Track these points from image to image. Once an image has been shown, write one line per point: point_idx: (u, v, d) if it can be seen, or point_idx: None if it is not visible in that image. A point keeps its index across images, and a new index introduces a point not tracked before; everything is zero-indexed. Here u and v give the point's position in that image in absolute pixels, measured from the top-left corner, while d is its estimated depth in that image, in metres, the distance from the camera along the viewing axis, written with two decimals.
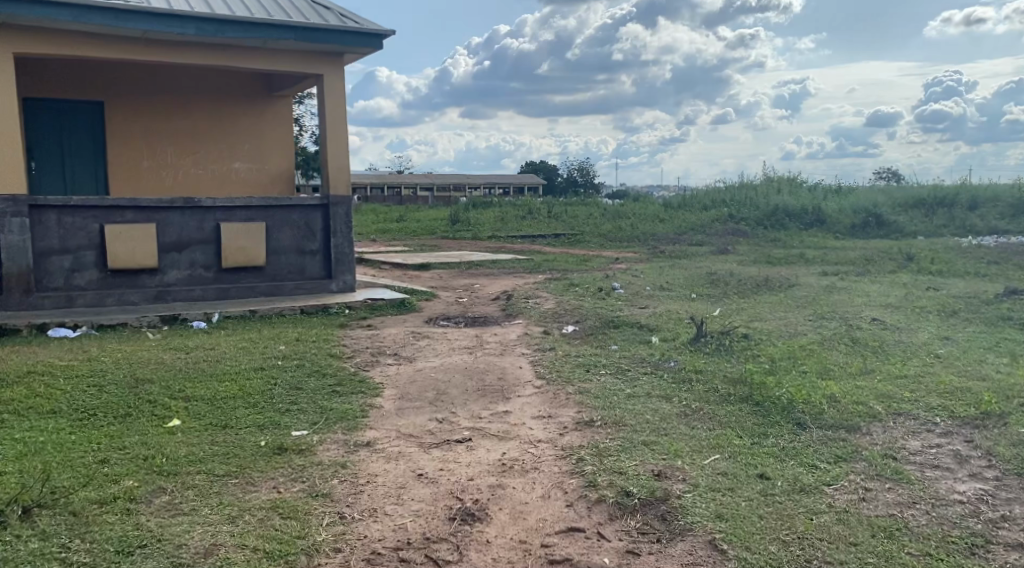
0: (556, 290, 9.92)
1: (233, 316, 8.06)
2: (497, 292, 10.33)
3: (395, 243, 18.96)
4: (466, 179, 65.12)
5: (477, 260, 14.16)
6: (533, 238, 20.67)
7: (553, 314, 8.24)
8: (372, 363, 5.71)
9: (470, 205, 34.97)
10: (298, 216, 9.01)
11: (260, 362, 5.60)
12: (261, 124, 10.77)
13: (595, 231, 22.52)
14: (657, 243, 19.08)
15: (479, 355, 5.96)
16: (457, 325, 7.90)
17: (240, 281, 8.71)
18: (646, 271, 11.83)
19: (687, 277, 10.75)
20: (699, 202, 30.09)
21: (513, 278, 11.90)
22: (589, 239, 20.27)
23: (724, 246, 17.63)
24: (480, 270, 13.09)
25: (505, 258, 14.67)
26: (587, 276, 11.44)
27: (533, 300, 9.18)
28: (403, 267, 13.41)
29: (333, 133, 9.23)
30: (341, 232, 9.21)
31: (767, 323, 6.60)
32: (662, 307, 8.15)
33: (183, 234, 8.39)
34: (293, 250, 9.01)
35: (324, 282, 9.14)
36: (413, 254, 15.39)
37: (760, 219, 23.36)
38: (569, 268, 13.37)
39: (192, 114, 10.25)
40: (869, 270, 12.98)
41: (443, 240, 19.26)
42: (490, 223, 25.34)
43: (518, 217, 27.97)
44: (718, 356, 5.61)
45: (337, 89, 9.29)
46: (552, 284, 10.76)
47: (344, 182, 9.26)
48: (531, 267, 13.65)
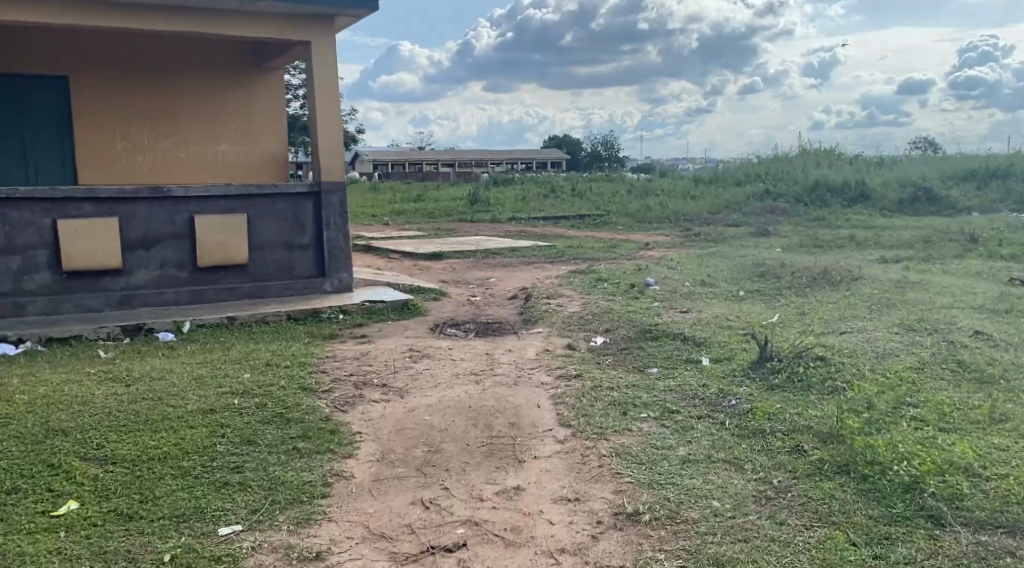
0: (582, 287, 8.73)
1: (208, 325, 6.97)
2: (515, 288, 9.17)
3: (411, 226, 17.84)
4: (489, 155, 63.73)
5: (494, 247, 12.99)
6: (558, 219, 19.43)
7: (579, 320, 7.07)
8: (354, 399, 4.59)
9: (492, 183, 33.69)
10: (285, 206, 7.88)
11: (210, 400, 4.44)
12: (251, 102, 9.62)
13: (623, 211, 21.21)
14: (690, 224, 17.77)
15: (488, 386, 4.82)
16: (467, 335, 6.76)
17: (219, 281, 7.62)
18: (684, 261, 10.59)
19: (731, 269, 9.49)
20: (732, 178, 28.61)
21: (534, 271, 10.72)
22: (616, 219, 19.01)
23: (765, 227, 16.29)
24: (498, 260, 11.93)
25: (526, 244, 13.49)
26: (617, 268, 10.23)
27: (556, 300, 8.02)
28: (414, 257, 12.27)
29: (323, 109, 8.02)
30: (335, 224, 8.08)
31: (844, 337, 5.38)
32: (707, 312, 6.93)
33: (151, 229, 7.32)
34: (280, 246, 7.89)
35: (317, 282, 8.03)
36: (426, 240, 14.24)
37: (800, 195, 21.90)
38: (596, 256, 12.15)
39: (172, 89, 9.11)
40: (934, 255, 11.62)
41: (461, 223, 18.11)
42: (512, 202, 24.12)
43: (541, 196, 26.72)
44: (790, 391, 4.41)
45: (327, 60, 8.06)
46: (577, 278, 9.57)
47: (339, 166, 8.08)
48: (554, 255, 12.45)
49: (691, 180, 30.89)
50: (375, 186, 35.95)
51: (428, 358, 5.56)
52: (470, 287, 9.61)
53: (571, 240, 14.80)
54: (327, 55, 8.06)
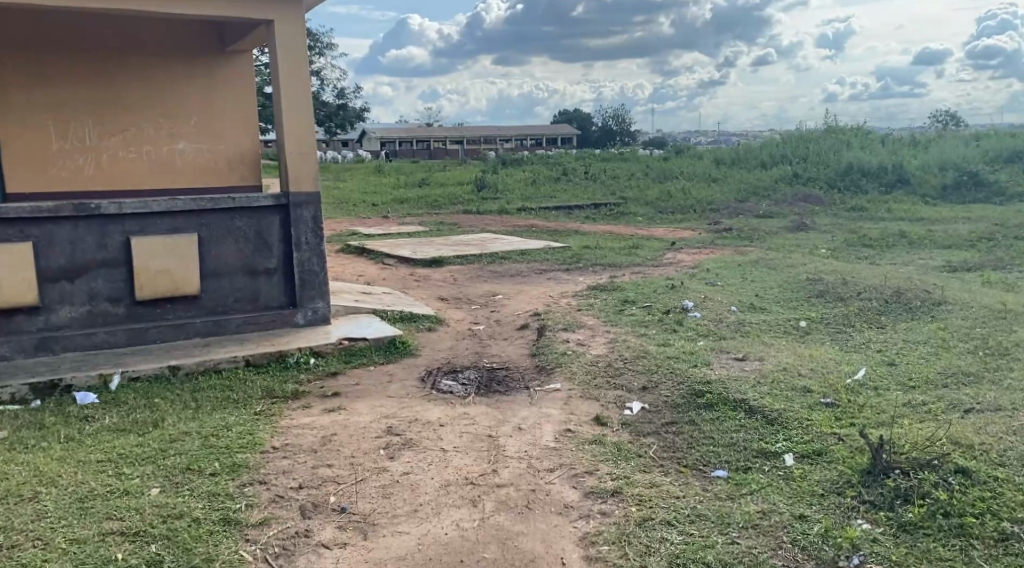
0: (607, 315, 7.29)
1: (145, 377, 5.58)
2: (526, 312, 7.73)
3: (412, 218, 16.40)
4: (499, 131, 61.95)
5: (503, 250, 11.54)
6: (573, 210, 17.94)
7: (607, 369, 5.65)
8: (296, 543, 3.19)
9: (500, 163, 32.11)
10: (246, 224, 6.46)
11: (82, 554, 3.04)
12: (214, 89, 8.16)
13: (642, 199, 19.69)
14: (717, 216, 16.27)
15: (490, 512, 3.41)
16: (468, 393, 5.34)
17: (164, 317, 6.22)
18: (722, 271, 9.14)
19: (781, 286, 8.04)
20: (756, 159, 26.98)
21: (547, 284, 9.27)
22: (635, 210, 17.53)
23: (800, 220, 14.80)
24: (506, 269, 10.47)
25: (538, 245, 12.03)
26: (644, 282, 8.77)
27: (576, 335, 6.58)
28: (411, 263, 10.82)
29: (290, 103, 6.56)
30: (309, 244, 6.67)
31: (978, 425, 3.93)
32: (772, 361, 5.48)
33: (77, 255, 5.92)
34: (240, 271, 6.48)
35: (287, 314, 6.62)
36: (427, 239, 12.80)
37: (832, 180, 20.35)
38: (618, 262, 10.71)
39: (119, 77, 7.65)
40: (1007, 259, 10.12)
41: (466, 216, 16.65)
42: (521, 188, 22.65)
43: (552, 180, 25.24)
44: (937, 546, 2.98)
45: (291, 44, 6.54)
46: (600, 297, 8.10)
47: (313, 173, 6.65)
48: (570, 260, 10.99)
49: (711, 162, 29.28)
50: (379, 167, 34.45)
51: (409, 447, 4.13)
52: (473, 309, 8.19)
53: (589, 238, 13.33)
54: (292, 38, 6.54)
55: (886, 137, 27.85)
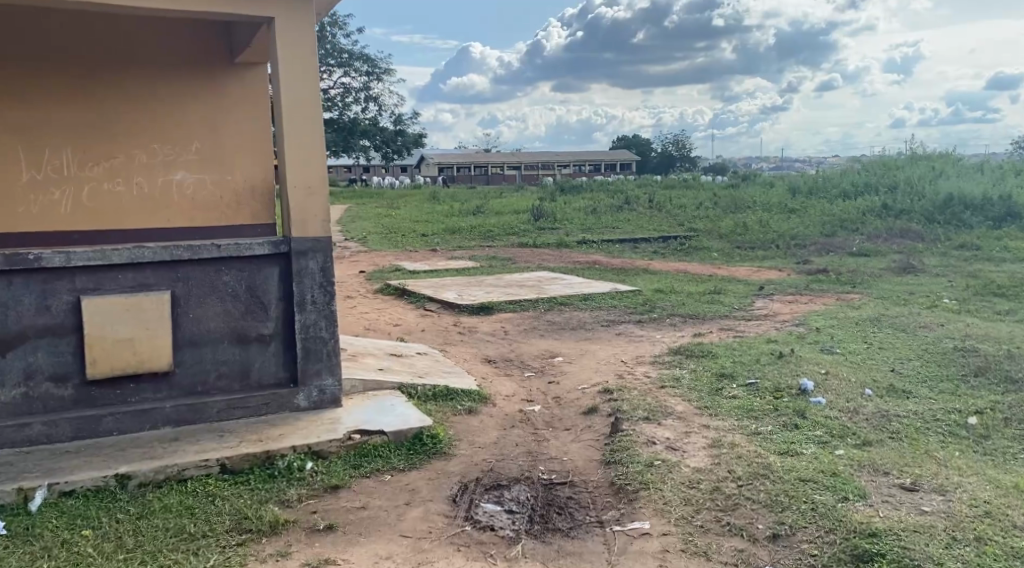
0: (699, 399, 5.60)
1: (82, 490, 4.13)
2: (593, 387, 6.10)
3: (463, 251, 14.96)
4: (557, 157, 60.64)
5: (563, 294, 9.94)
6: (640, 245, 16.27)
7: (714, 496, 4.03)
8: None
9: (559, 190, 30.63)
10: (235, 278, 5.02)
11: None
12: (221, 110, 6.80)
13: (715, 231, 17.91)
14: (805, 254, 14.42)
15: None
16: (516, 535, 3.83)
17: (125, 400, 4.78)
18: (836, 331, 7.37)
19: (924, 359, 6.25)
20: (838, 187, 24.91)
21: (618, 344, 7.61)
22: (710, 244, 15.78)
23: (906, 261, 12.85)
24: (567, 319, 8.85)
25: (604, 288, 10.40)
26: (740, 345, 7.06)
27: (663, 431, 4.93)
28: (456, 310, 9.29)
29: (292, 126, 5.08)
30: (315, 303, 5.18)
31: None
32: (964, 496, 3.76)
33: (11, 321, 4.53)
34: (225, 340, 5.03)
35: (285, 394, 5.13)
36: (477, 278, 11.26)
37: (931, 213, 18.27)
38: (701, 314, 9.01)
39: (106, 94, 6.33)
40: None
41: (522, 249, 15.12)
42: (582, 217, 21.07)
43: (613, 208, 23.60)
44: None
45: (296, 53, 5.05)
46: (687, 368, 6.42)
47: (324, 215, 5.18)
48: (642, 309, 9.32)
49: (785, 190, 27.26)
50: (435, 194, 33.27)
51: None
52: (526, 378, 6.59)
53: (661, 280, 11.64)
54: (295, 45, 5.05)
55: (983, 165, 25.47)
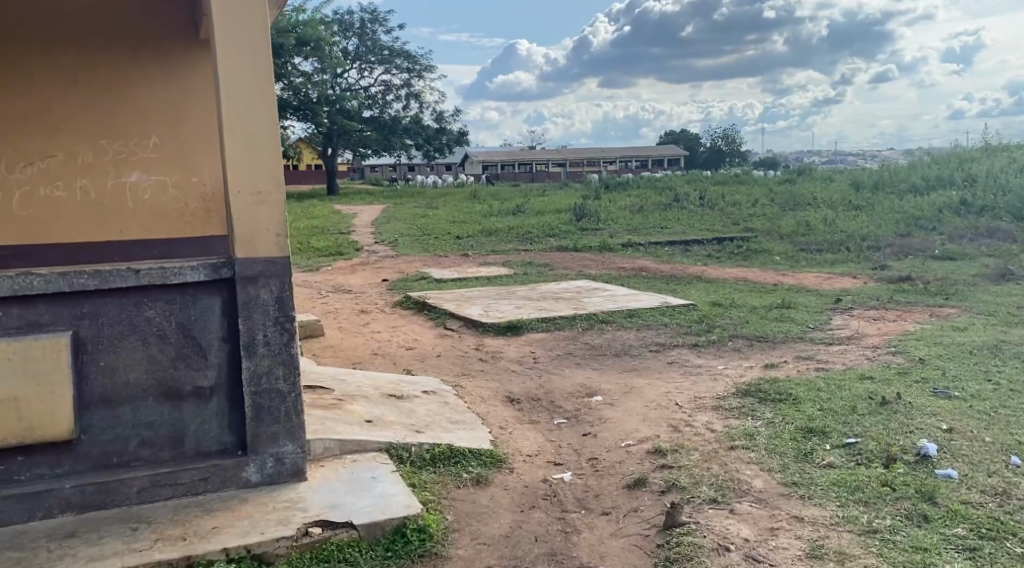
0: (783, 471, 4.19)
1: None
2: (641, 444, 4.75)
3: (497, 256, 13.67)
4: (602, 153, 59.00)
5: (605, 309, 8.55)
6: (693, 247, 14.77)
7: None
8: None
9: (604, 187, 29.17)
10: (162, 314, 3.79)
11: None
12: (184, 99, 5.59)
13: (774, 231, 16.32)
14: (881, 258, 12.82)
15: None
16: None
17: (11, 478, 3.59)
18: (947, 364, 5.88)
19: None
20: (907, 182, 23.01)
21: (670, 379, 6.20)
22: (771, 247, 14.23)
23: (1003, 266, 11.18)
24: (609, 342, 7.47)
25: (653, 301, 8.99)
26: (826, 385, 5.61)
27: (739, 527, 3.57)
28: (479, 330, 7.97)
29: (234, 113, 3.82)
30: (269, 346, 3.91)
31: None
32: None
33: None
34: (148, 396, 3.80)
35: (229, 466, 3.87)
36: (508, 289, 9.96)
37: (1018, 210, 16.42)
38: (768, 336, 7.57)
39: (39, 79, 5.17)
40: None
41: (561, 254, 13.78)
42: (628, 217, 19.62)
43: (662, 206, 22.10)
44: None
45: (238, 14, 3.79)
46: (762, 420, 4.99)
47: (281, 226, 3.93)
48: (699, 329, 7.89)
49: (848, 185, 25.37)
50: (475, 193, 32.04)
51: None
52: (555, 428, 5.23)
53: (718, 290, 10.17)
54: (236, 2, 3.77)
55: None
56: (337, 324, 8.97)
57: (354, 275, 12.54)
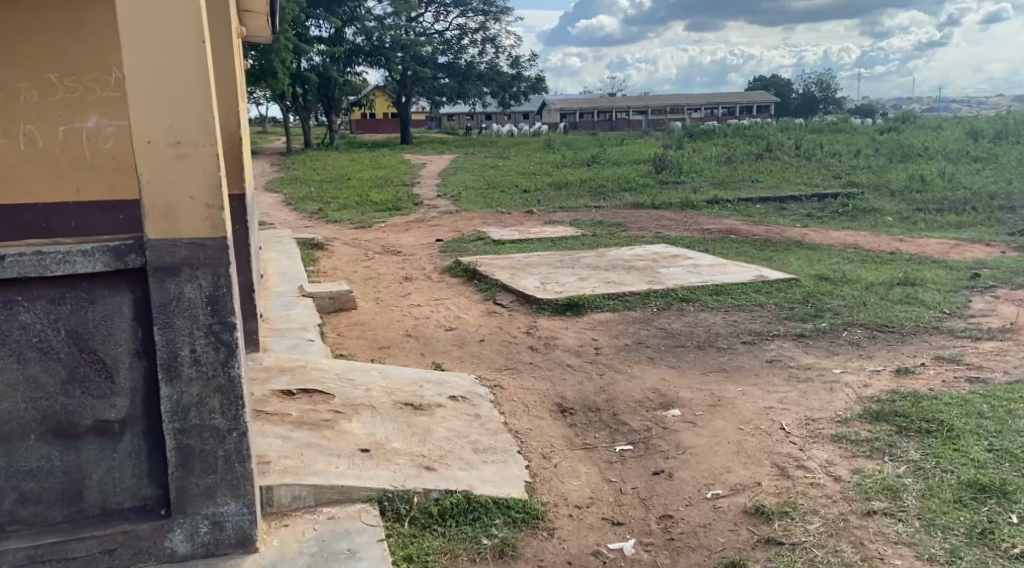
0: (953, 564, 2.80)
1: None
2: (734, 498, 3.45)
3: (566, 213, 12.31)
4: (687, 100, 56.24)
5: (686, 283, 7.14)
6: (790, 205, 13.07)
7: None
8: None
9: (688, 136, 27.22)
10: (43, 318, 2.64)
11: None
12: None
13: (883, 187, 14.40)
14: (1017, 221, 10.91)
15: None
16: None
17: None
18: None
19: None
20: None
21: (770, 389, 4.81)
22: (880, 205, 12.41)
23: None
24: (691, 328, 6.09)
25: (745, 274, 7.53)
26: (990, 407, 4.14)
27: None
28: (534, 308, 6.70)
29: (140, 18, 2.53)
30: (200, 366, 2.72)
31: None
32: None
33: None
34: (28, 433, 2.68)
35: (144, 533, 2.73)
36: (574, 255, 8.63)
37: None
38: (893, 324, 6.07)
39: None
40: None
41: (639, 212, 12.32)
42: (714, 169, 17.88)
43: (751, 157, 20.19)
44: None
45: None
46: (908, 464, 3.57)
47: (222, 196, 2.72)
48: (803, 313, 6.43)
49: (964, 135, 22.80)
50: (549, 141, 30.50)
51: None
52: (617, 460, 3.94)
53: (823, 260, 8.60)
54: None
55: None
56: (375, 294, 7.84)
57: (408, 234, 11.41)
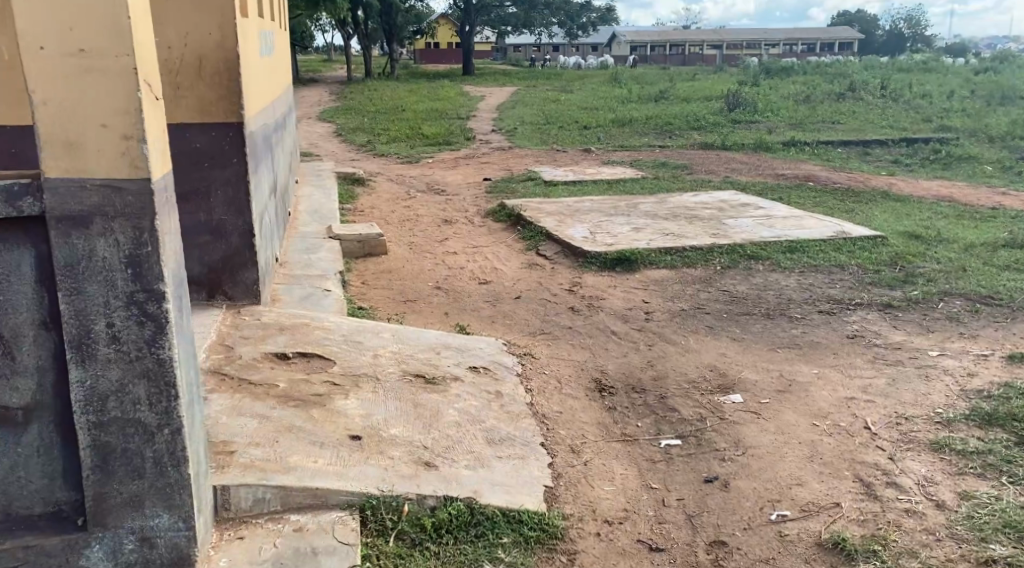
0: None
1: None
2: (806, 524, 2.75)
3: (626, 153, 11.43)
4: (765, 34, 53.47)
5: (755, 238, 6.32)
6: (874, 150, 11.91)
7: None
8: None
9: (764, 73, 25.61)
10: None
11: None
12: None
13: (981, 132, 13.06)
14: None
15: None
16: None
17: None
18: None
19: None
20: None
21: (852, 374, 4.04)
22: (978, 152, 11.18)
23: None
24: (758, 292, 5.31)
25: (823, 229, 6.65)
26: None
27: None
28: (580, 261, 5.98)
29: None
30: (119, 347, 2.12)
31: None
32: None
33: None
34: None
35: (54, 550, 2.18)
36: (630, 201, 7.83)
37: None
38: (1000, 296, 5.17)
39: None
40: None
41: (707, 153, 11.37)
42: (792, 108, 16.60)
43: (833, 96, 18.75)
44: None
45: None
46: None
47: (160, 130, 2.19)
48: (890, 278, 5.57)
49: None
50: (616, 75, 29.16)
51: None
52: (661, 459, 3.28)
53: (914, 214, 7.63)
54: None
55: None
56: (411, 237, 7.22)
57: (456, 171, 10.71)
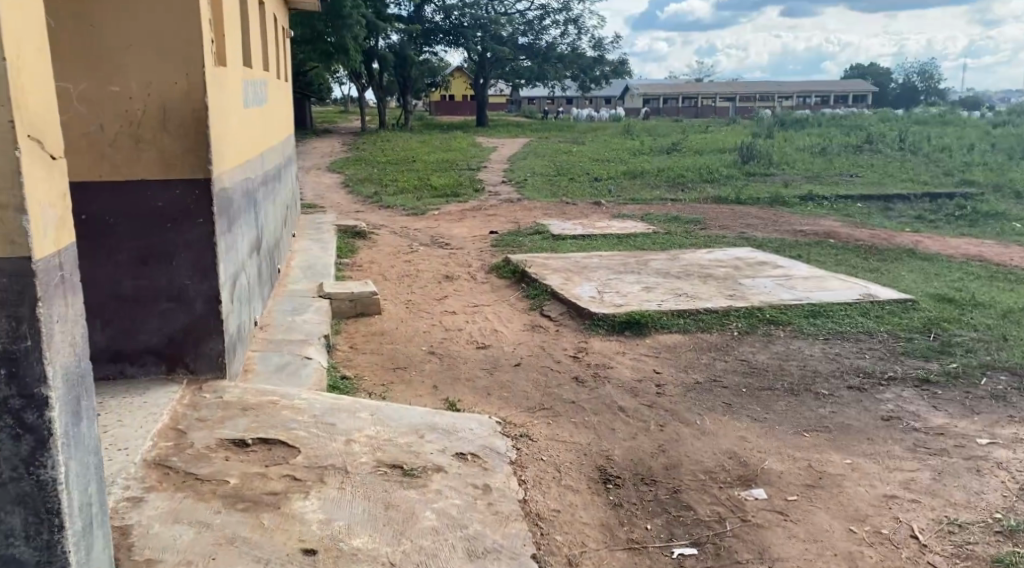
0: None
1: None
2: None
3: (637, 206, 11.04)
4: (778, 87, 53.57)
5: (775, 300, 5.85)
6: (896, 205, 11.46)
7: None
8: None
9: (778, 125, 25.34)
10: None
11: None
12: None
13: (1006, 187, 12.61)
14: None
15: None
16: None
17: None
18: None
19: None
20: None
21: (891, 466, 3.54)
22: (1005, 208, 10.72)
23: None
24: (780, 363, 4.83)
25: (848, 291, 6.18)
26: None
27: None
28: (586, 325, 5.53)
29: None
30: None
31: None
32: None
33: None
34: None
35: None
36: (641, 258, 7.40)
37: None
38: None
39: None
40: None
41: (722, 207, 10.97)
42: (809, 161, 16.22)
43: (850, 149, 18.39)
44: None
45: None
46: None
47: (60, 197, 1.83)
48: (925, 348, 5.08)
49: None
50: (628, 127, 29.01)
51: None
52: None
53: (944, 274, 7.15)
54: None
55: None
56: (407, 295, 6.80)
57: (461, 224, 10.34)
